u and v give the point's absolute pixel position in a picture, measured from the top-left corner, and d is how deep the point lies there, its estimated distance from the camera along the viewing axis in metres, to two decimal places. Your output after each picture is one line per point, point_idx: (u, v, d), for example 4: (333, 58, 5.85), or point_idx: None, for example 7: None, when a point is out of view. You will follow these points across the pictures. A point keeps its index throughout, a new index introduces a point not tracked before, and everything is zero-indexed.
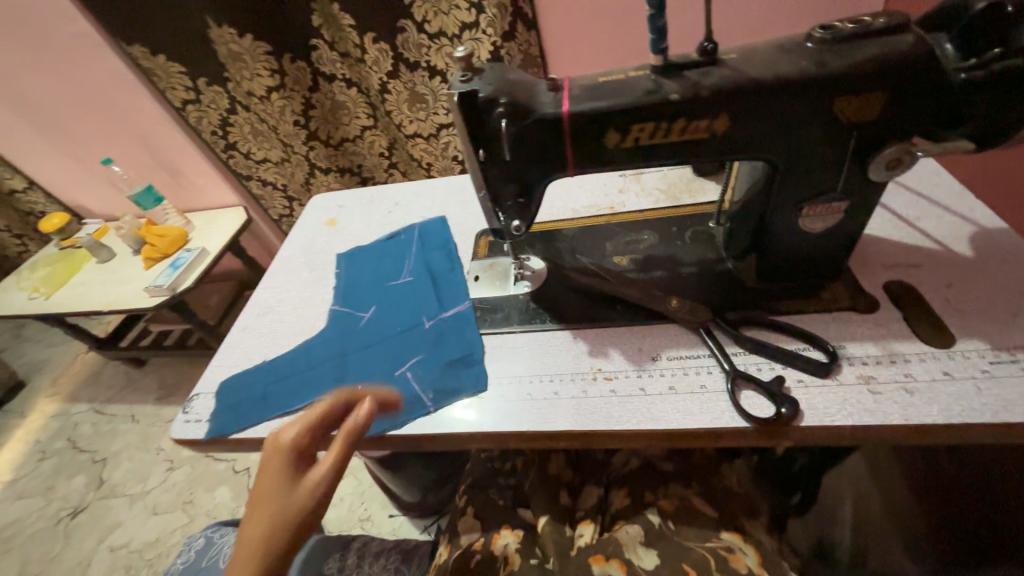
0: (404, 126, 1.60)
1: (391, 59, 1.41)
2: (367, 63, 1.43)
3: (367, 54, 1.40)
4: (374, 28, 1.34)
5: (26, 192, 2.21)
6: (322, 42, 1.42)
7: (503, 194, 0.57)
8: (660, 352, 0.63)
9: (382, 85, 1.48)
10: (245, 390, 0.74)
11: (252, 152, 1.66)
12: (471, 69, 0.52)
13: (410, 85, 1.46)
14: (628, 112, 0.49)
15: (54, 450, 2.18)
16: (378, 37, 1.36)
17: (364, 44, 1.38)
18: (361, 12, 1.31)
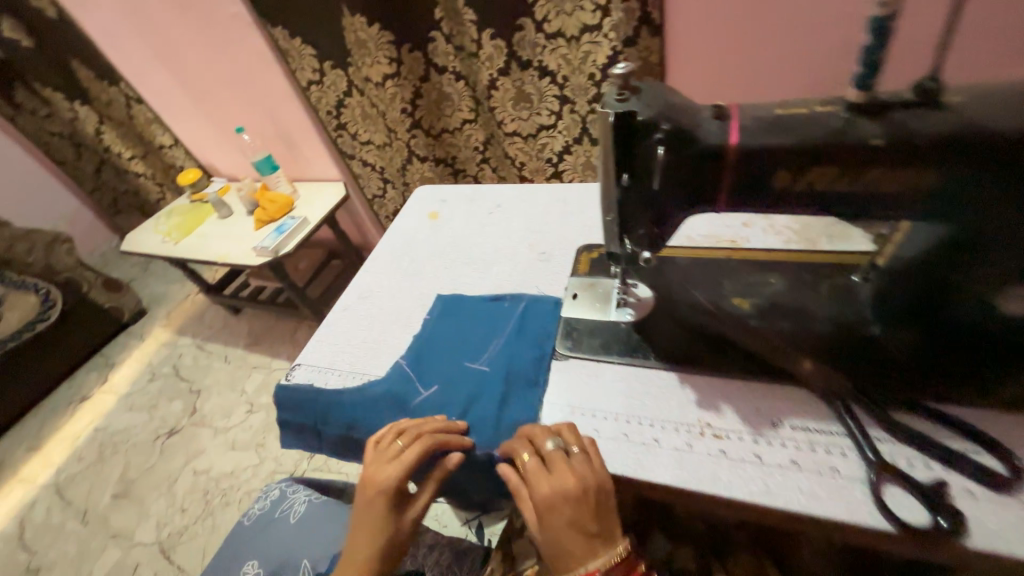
0: (505, 124, 1.58)
1: (504, 56, 1.39)
2: (480, 58, 1.43)
3: (482, 50, 1.40)
4: (493, 24, 1.33)
5: (171, 149, 2.51)
6: (439, 35, 1.43)
7: (636, 222, 0.53)
8: (784, 418, 0.56)
9: (490, 82, 1.48)
10: (327, 406, 0.75)
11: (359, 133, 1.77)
12: (629, 87, 0.48)
13: (519, 83, 1.44)
14: (807, 152, 0.43)
15: (162, 373, 2.51)
16: (495, 33, 1.35)
17: (481, 39, 1.38)
18: (484, 7, 1.30)
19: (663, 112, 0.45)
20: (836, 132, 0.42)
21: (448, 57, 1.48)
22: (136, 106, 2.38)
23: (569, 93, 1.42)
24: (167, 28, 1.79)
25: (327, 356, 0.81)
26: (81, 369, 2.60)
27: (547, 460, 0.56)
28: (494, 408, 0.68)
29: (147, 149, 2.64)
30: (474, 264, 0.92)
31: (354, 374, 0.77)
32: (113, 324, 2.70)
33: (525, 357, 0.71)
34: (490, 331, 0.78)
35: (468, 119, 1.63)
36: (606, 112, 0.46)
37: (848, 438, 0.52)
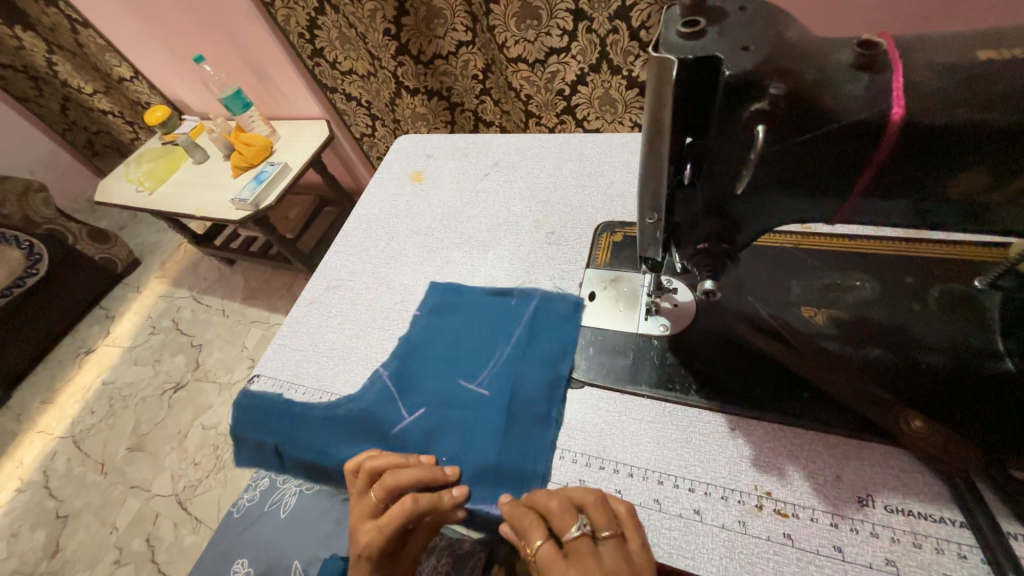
0: (507, 48, 1.28)
1: None
2: None
3: None
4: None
5: (133, 83, 2.04)
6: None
7: (692, 230, 0.37)
8: (874, 495, 0.42)
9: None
10: (285, 424, 0.61)
11: (338, 61, 1.46)
12: (703, 8, 0.28)
13: None
14: (993, 138, 0.26)
15: (162, 327, 2.08)
16: None
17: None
18: None
19: (770, 55, 0.26)
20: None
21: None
22: (83, 30, 1.86)
23: (585, 5, 1.11)
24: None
25: (290, 367, 0.67)
26: (81, 324, 2.15)
27: (567, 547, 0.42)
28: (493, 452, 0.52)
29: (109, 83, 2.15)
30: (468, 242, 0.74)
31: (322, 391, 0.63)
32: (106, 279, 2.19)
33: (535, 383, 0.55)
34: (489, 340, 0.61)
35: (465, 41, 1.30)
36: (670, 58, 0.27)
37: (970, 532, 0.38)
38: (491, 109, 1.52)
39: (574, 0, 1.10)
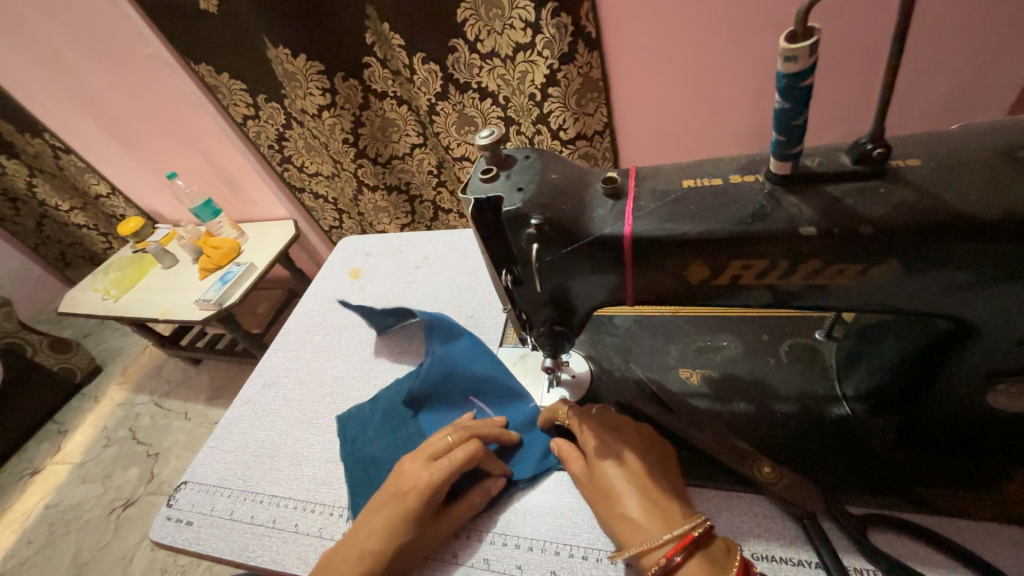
0: (451, 149, 1.27)
1: (441, 80, 1.09)
2: (415, 85, 1.13)
3: (416, 76, 1.10)
4: (423, 45, 1.03)
5: (109, 198, 2.14)
6: (374, 60, 1.13)
7: (534, 316, 0.44)
8: (742, 543, 0.45)
9: (431, 109, 1.17)
10: (208, 531, 0.61)
11: (305, 166, 1.42)
12: (498, 160, 0.38)
13: (459, 107, 1.14)
14: (726, 243, 0.32)
15: (117, 438, 1.97)
16: (427, 56, 1.05)
17: (412, 64, 1.07)
18: (416, 26, 0.99)
19: (536, 198, 0.35)
20: (747, 218, 0.32)
21: (386, 81, 1.18)
22: (63, 156, 2.00)
23: (511, 114, 1.13)
24: (53, 67, 1.48)
25: (219, 470, 0.68)
26: (30, 441, 2.03)
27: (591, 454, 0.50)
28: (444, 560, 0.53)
29: (86, 200, 2.25)
30: (394, 336, 0.79)
31: (246, 493, 0.64)
32: (62, 390, 2.11)
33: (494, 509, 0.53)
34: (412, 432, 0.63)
35: (416, 142, 1.31)
36: (468, 199, 0.37)
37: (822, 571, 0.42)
38: (449, 200, 1.48)
39: (503, 110, 1.12)
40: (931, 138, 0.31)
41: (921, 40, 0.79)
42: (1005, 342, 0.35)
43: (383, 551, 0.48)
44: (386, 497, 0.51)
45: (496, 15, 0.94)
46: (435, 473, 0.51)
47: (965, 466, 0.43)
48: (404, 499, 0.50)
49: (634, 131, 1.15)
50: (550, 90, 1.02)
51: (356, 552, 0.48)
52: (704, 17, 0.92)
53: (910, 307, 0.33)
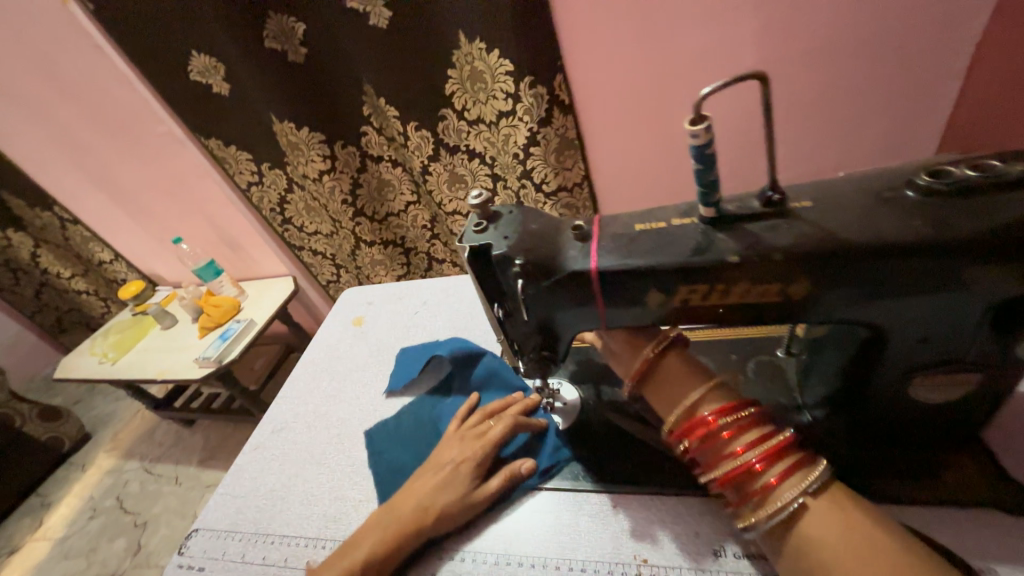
0: (444, 205, 1.38)
1: (433, 145, 1.22)
2: (410, 150, 1.25)
3: (410, 141, 1.23)
4: (416, 116, 1.17)
5: (112, 264, 2.21)
6: (370, 129, 1.25)
7: (525, 344, 0.50)
8: (725, 545, 0.49)
9: (425, 170, 1.29)
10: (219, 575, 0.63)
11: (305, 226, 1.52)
12: (486, 215, 0.47)
13: (450, 167, 1.27)
14: (673, 272, 0.40)
15: (103, 509, 1.90)
16: (420, 124, 1.18)
17: (406, 131, 1.21)
18: (408, 101, 1.14)
19: (518, 244, 0.43)
20: (687, 251, 0.40)
21: (382, 147, 1.29)
22: (72, 227, 2.10)
23: (498, 171, 1.25)
24: (74, 148, 1.61)
25: (229, 516, 0.70)
26: (12, 517, 1.95)
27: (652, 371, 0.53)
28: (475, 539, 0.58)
29: (89, 267, 2.32)
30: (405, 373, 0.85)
31: (257, 535, 0.67)
32: (50, 460, 2.06)
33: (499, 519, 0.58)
34: (420, 447, 0.70)
35: (411, 201, 1.42)
36: (464, 247, 0.45)
37: None
38: (444, 252, 1.57)
39: (491, 168, 1.25)
40: (822, 185, 0.40)
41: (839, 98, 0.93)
42: (913, 342, 0.41)
43: (436, 512, 0.55)
44: (437, 470, 0.60)
45: (480, 88, 1.08)
46: (481, 446, 0.60)
47: (912, 460, 0.49)
48: (456, 469, 0.59)
49: (609, 181, 1.27)
50: (531, 149, 1.16)
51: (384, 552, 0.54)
52: (657, 86, 1.06)
53: (826, 318, 0.41)
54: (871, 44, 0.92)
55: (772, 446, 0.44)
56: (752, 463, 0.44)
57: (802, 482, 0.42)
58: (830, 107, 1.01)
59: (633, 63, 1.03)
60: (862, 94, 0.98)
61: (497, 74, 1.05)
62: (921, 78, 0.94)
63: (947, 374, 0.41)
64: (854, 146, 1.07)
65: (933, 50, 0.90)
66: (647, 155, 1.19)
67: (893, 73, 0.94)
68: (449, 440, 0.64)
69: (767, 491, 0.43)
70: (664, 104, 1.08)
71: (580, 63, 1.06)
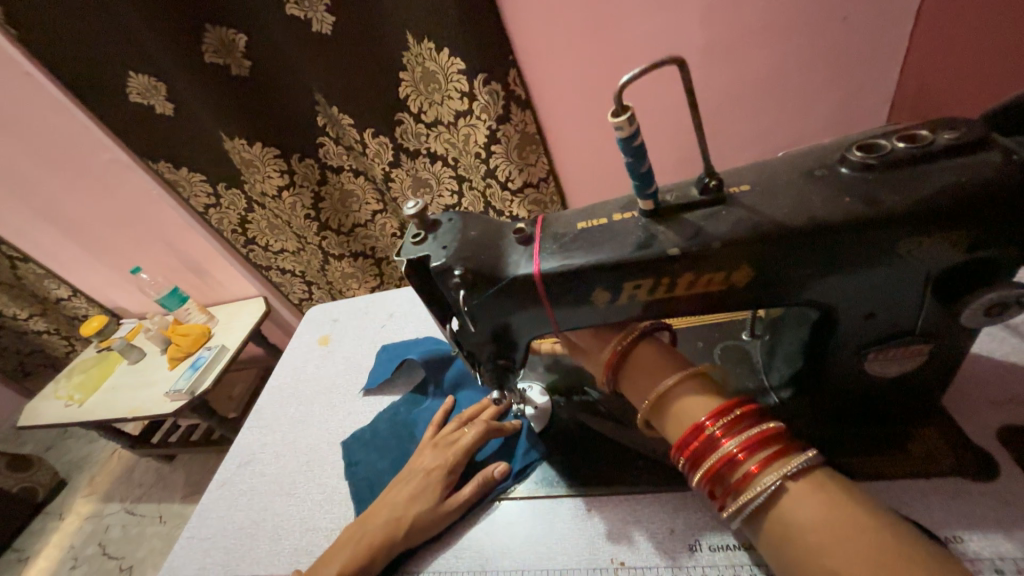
0: None
1: (392, 151, 1.19)
2: (369, 158, 1.21)
3: (368, 149, 1.19)
4: (372, 122, 1.13)
5: (70, 300, 2.04)
6: (327, 139, 1.21)
7: (480, 354, 0.48)
8: (700, 538, 0.48)
9: (387, 177, 1.25)
10: None
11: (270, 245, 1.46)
12: (426, 225, 0.44)
13: (412, 172, 1.23)
14: (619, 269, 0.39)
15: (84, 557, 1.76)
16: (377, 130, 1.14)
17: (363, 139, 1.16)
18: (362, 107, 1.10)
19: (458, 253, 0.41)
20: (630, 246, 0.38)
21: (340, 157, 1.25)
22: (22, 264, 1.90)
23: (461, 172, 1.22)
24: (12, 182, 1.52)
25: (196, 561, 0.67)
26: None
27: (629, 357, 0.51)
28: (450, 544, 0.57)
29: (47, 304, 2.09)
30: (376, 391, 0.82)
31: None
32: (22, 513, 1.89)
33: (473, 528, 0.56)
34: (396, 460, 0.69)
35: (377, 209, 1.37)
36: (403, 261, 0.42)
37: None
38: None
39: (454, 170, 1.22)
40: (758, 168, 0.39)
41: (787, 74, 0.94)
42: (862, 319, 0.41)
43: (410, 520, 0.54)
44: (410, 478, 0.58)
45: (435, 89, 1.05)
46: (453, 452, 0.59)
47: (876, 433, 0.49)
48: (427, 477, 0.58)
49: (573, 174, 1.26)
50: (493, 148, 1.12)
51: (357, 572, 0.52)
52: (609, 75, 1.05)
53: (775, 302, 0.40)
54: (812, 19, 0.92)
55: (756, 433, 0.40)
56: (733, 453, 0.40)
57: (785, 467, 0.39)
58: (781, 84, 1.02)
59: (586, 53, 1.02)
60: (809, 70, 0.99)
61: (450, 74, 1.01)
62: (864, 49, 0.95)
63: (898, 347, 0.41)
64: (808, 121, 1.07)
65: (870, 22, 0.92)
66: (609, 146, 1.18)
67: (836, 47, 0.96)
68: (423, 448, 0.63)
69: (750, 482, 0.39)
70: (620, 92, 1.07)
71: (531, 58, 1.04)
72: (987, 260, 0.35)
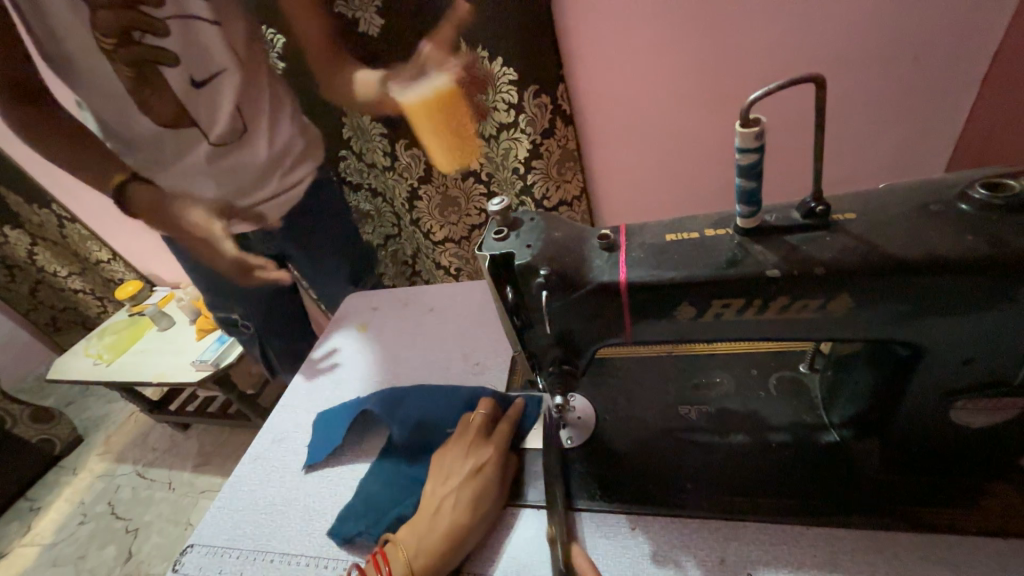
0: (432, 234, 1.16)
1: (425, 164, 1.05)
2: (396, 172, 1.06)
3: (398, 161, 1.04)
4: (405, 132, 1.00)
5: (108, 264, 2.01)
6: (348, 152, 1.04)
7: (544, 357, 0.48)
8: (753, 571, 0.46)
9: (413, 194, 1.09)
10: None
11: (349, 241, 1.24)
12: (508, 222, 0.44)
13: (443, 188, 1.08)
14: (707, 286, 0.38)
15: (95, 513, 1.79)
16: (412, 142, 1.01)
17: (394, 150, 1.03)
18: (395, 114, 0.96)
19: (543, 253, 0.41)
20: (720, 263, 0.38)
21: (360, 175, 1.08)
22: (70, 225, 1.85)
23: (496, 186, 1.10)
24: None
25: (227, 531, 0.67)
26: None
27: None
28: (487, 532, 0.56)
29: (86, 265, 2.03)
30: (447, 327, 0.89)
31: (257, 552, 0.64)
32: (39, 463, 1.94)
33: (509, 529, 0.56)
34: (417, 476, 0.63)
35: (392, 234, 1.19)
36: (484, 254, 0.43)
37: None
38: None
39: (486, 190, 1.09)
40: (867, 197, 0.38)
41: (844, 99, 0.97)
42: (955, 363, 0.39)
43: (466, 523, 0.54)
44: (449, 459, 0.61)
45: (481, 98, 0.96)
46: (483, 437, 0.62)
47: (951, 487, 0.46)
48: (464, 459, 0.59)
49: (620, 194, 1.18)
50: (533, 163, 1.02)
51: (411, 548, 0.53)
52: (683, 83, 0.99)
53: (871, 335, 0.38)
54: (892, 54, 0.90)
55: None
56: None
57: None
58: (848, 115, 0.99)
59: (642, 62, 0.97)
60: (878, 106, 0.97)
61: (499, 84, 0.92)
62: (936, 92, 0.93)
63: (989, 396, 0.40)
64: (871, 157, 1.04)
65: (951, 63, 0.89)
66: (663, 171, 1.12)
67: (912, 84, 0.93)
68: (453, 443, 0.62)
69: None
70: (674, 118, 1.04)
71: (581, 66, 1.00)
72: None
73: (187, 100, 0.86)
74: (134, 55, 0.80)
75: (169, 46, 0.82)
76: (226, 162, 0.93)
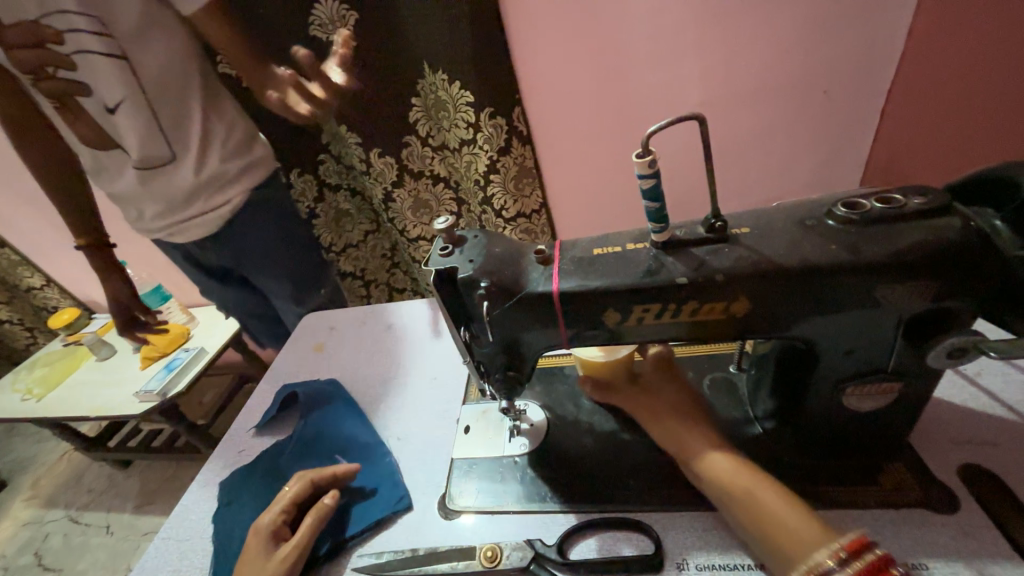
0: (407, 231, 1.23)
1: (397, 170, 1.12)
2: (370, 176, 1.13)
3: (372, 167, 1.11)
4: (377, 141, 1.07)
5: (41, 290, 1.88)
6: (329, 156, 1.13)
7: (491, 365, 0.51)
8: (688, 557, 0.50)
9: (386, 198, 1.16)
10: None
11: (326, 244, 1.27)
12: (452, 239, 0.47)
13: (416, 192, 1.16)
14: (631, 293, 0.43)
15: (17, 567, 1.62)
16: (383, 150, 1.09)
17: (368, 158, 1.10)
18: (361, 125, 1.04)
19: (484, 266, 0.45)
20: (640, 274, 0.42)
21: (339, 176, 1.17)
22: None
23: (462, 195, 1.19)
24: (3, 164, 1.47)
25: (171, 563, 0.64)
26: None
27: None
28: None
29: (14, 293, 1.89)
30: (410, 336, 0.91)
31: None
32: None
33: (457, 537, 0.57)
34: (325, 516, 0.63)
35: (370, 230, 1.28)
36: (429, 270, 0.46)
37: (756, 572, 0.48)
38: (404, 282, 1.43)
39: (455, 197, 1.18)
40: (759, 215, 0.44)
41: (764, 126, 1.08)
42: (840, 354, 0.45)
43: None
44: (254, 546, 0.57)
45: (443, 116, 1.05)
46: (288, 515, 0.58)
47: (852, 467, 0.52)
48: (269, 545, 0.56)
49: (574, 209, 1.26)
50: (491, 177, 1.11)
51: None
52: (623, 109, 1.08)
53: (772, 333, 0.44)
54: (800, 88, 1.02)
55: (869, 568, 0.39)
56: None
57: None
58: (769, 141, 1.11)
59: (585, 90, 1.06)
60: (793, 132, 1.09)
61: (457, 104, 1.02)
62: (840, 121, 1.06)
63: (873, 383, 0.46)
64: (793, 177, 1.16)
65: (849, 97, 1.03)
66: (614, 187, 1.20)
67: (820, 113, 1.05)
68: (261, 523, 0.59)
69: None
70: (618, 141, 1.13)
71: (532, 90, 1.07)
72: (951, 310, 0.40)
73: (108, 127, 0.81)
74: (47, 89, 0.75)
75: (82, 79, 0.76)
76: (157, 189, 0.86)
